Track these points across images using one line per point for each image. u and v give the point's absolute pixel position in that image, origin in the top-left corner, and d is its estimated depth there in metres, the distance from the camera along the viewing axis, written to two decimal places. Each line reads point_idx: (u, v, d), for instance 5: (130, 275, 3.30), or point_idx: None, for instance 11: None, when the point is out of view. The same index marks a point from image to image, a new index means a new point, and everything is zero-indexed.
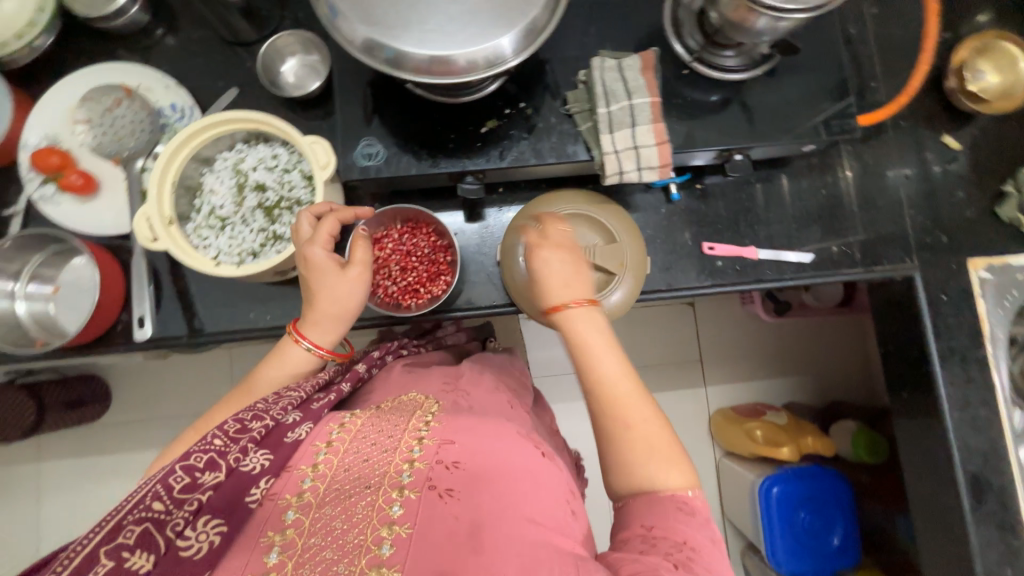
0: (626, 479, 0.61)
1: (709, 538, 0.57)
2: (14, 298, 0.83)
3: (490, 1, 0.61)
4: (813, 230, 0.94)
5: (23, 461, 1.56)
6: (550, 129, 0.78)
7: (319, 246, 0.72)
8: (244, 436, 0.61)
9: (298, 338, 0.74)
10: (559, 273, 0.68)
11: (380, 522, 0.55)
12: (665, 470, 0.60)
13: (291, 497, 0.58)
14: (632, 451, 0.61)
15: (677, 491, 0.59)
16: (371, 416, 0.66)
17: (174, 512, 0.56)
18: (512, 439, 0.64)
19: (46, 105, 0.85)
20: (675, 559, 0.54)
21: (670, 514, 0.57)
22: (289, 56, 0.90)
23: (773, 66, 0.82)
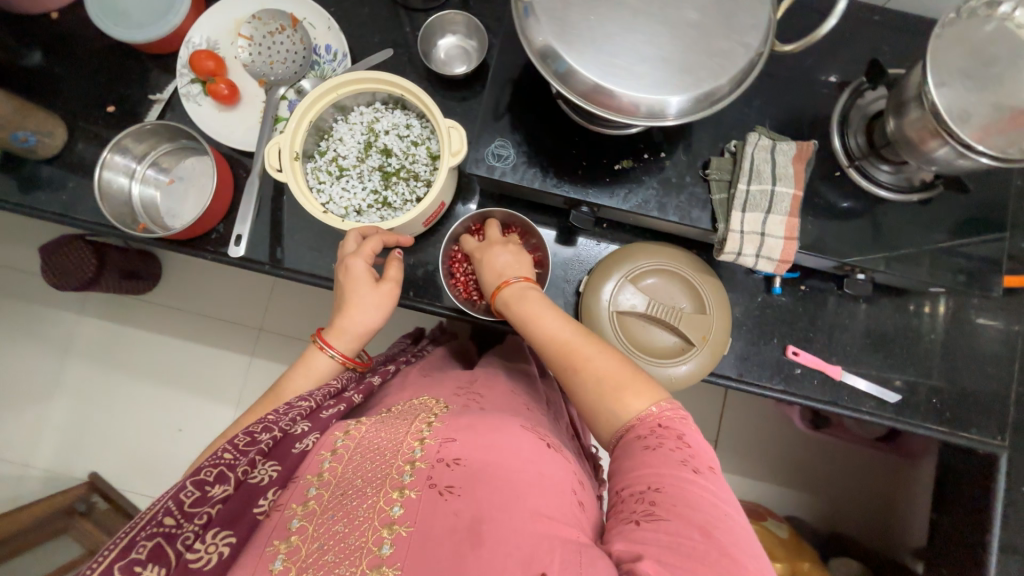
0: (600, 424, 0.62)
1: (685, 473, 0.53)
2: (131, 178, 0.86)
3: (685, 52, 0.58)
4: (903, 370, 0.89)
5: (65, 309, 1.65)
6: (682, 188, 0.76)
7: (361, 259, 0.74)
8: (253, 448, 0.59)
9: (323, 346, 0.74)
10: (500, 263, 0.75)
11: (381, 523, 0.50)
12: (619, 398, 0.60)
13: (297, 505, 0.53)
14: (592, 390, 0.61)
15: (641, 416, 0.58)
16: (376, 421, 0.62)
17: (184, 525, 0.53)
18: (515, 433, 0.59)
19: (217, 11, 0.88)
20: (640, 515, 0.51)
21: (635, 455, 0.56)
22: (449, 34, 0.91)
23: (931, 196, 0.78)
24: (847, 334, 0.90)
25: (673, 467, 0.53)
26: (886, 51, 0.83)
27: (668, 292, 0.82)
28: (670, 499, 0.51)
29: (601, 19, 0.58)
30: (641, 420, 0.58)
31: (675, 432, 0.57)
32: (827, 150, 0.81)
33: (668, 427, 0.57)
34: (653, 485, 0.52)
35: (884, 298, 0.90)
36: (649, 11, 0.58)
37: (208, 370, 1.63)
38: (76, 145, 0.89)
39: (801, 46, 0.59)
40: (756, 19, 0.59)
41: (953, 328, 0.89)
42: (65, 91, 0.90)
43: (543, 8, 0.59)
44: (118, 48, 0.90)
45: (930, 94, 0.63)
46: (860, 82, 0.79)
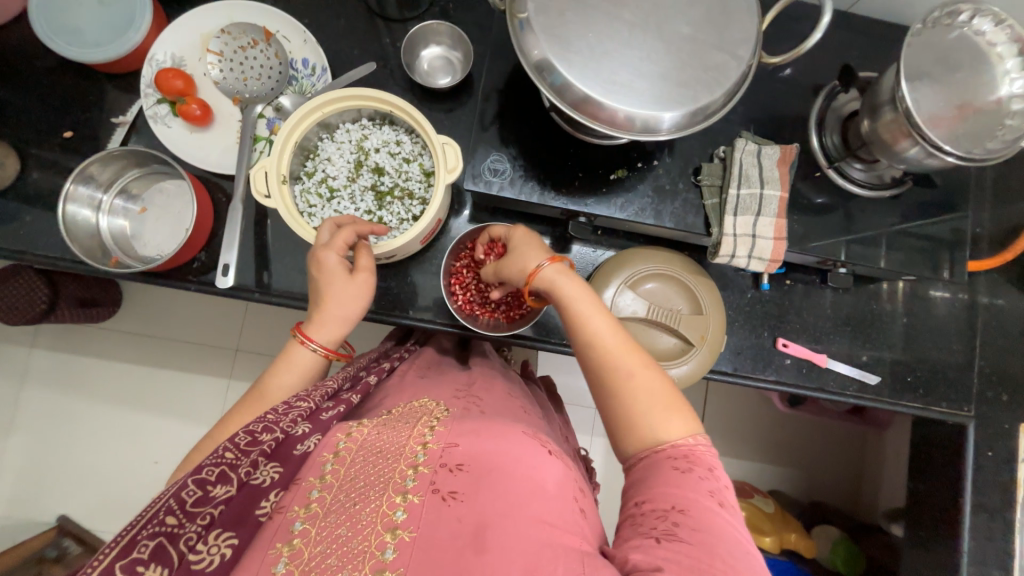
0: (631, 438, 0.60)
1: (711, 503, 0.53)
2: (99, 209, 0.81)
3: (682, 68, 0.59)
4: (881, 353, 0.95)
5: (15, 343, 1.52)
6: (676, 195, 0.78)
7: (333, 252, 0.70)
8: (255, 449, 0.57)
9: (303, 340, 0.71)
10: (536, 245, 0.70)
11: (383, 527, 0.49)
12: (662, 417, 0.59)
13: (300, 507, 0.52)
14: (637, 405, 0.60)
15: (678, 442, 0.58)
16: (378, 424, 0.62)
17: (187, 524, 0.53)
18: (517, 436, 0.58)
19: (181, 26, 0.83)
20: (661, 532, 0.51)
21: (664, 475, 0.56)
22: (433, 44, 0.89)
23: (902, 190, 0.83)
24: (831, 323, 0.95)
25: (700, 494, 0.53)
26: (857, 55, 0.87)
27: (663, 294, 0.85)
28: (694, 522, 0.51)
29: (599, 36, 0.58)
30: (675, 446, 0.58)
31: (705, 462, 0.57)
32: (807, 151, 0.85)
33: (699, 457, 0.57)
34: (678, 505, 0.52)
35: (862, 287, 0.96)
36: (645, 26, 0.59)
37: (184, 396, 1.55)
38: (31, 175, 0.82)
39: (788, 59, 0.62)
40: (745, 32, 0.61)
41: (923, 312, 0.96)
42: (13, 116, 0.82)
43: (541, 23, 0.58)
44: (71, 68, 0.83)
45: (904, 98, 0.66)
46: (834, 86, 0.84)
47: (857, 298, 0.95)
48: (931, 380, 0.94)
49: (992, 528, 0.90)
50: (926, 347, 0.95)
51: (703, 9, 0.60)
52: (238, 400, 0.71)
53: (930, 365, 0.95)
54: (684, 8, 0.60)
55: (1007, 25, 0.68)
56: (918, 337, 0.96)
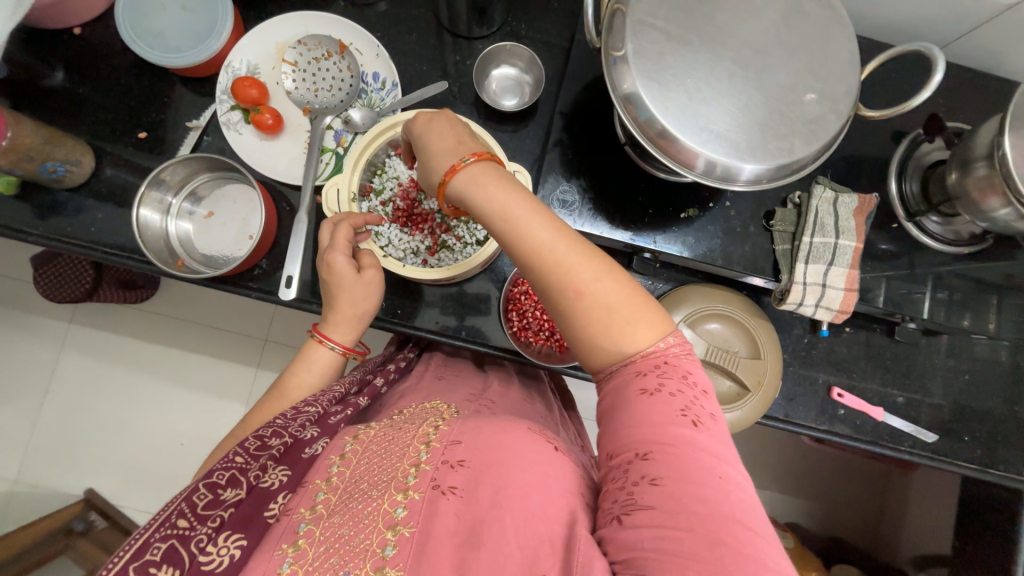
0: (593, 355, 0.54)
1: (684, 428, 0.49)
2: (168, 213, 0.82)
3: (781, 121, 0.57)
4: (940, 410, 0.92)
5: (59, 319, 1.56)
6: (746, 238, 0.76)
7: (340, 253, 0.69)
8: (264, 453, 0.56)
9: (321, 339, 0.72)
10: (439, 146, 0.58)
11: (384, 525, 0.48)
12: (625, 331, 0.52)
13: (305, 509, 0.51)
14: (594, 321, 0.52)
15: (647, 353, 0.52)
16: (385, 427, 0.61)
17: (199, 527, 0.50)
18: (517, 433, 0.55)
19: (258, 34, 0.83)
20: (622, 509, 0.47)
21: (631, 401, 0.51)
22: (504, 65, 0.88)
23: (981, 247, 0.81)
24: (888, 374, 0.92)
25: (669, 418, 0.49)
26: (944, 103, 0.84)
27: (725, 337, 0.83)
28: (661, 469, 0.47)
29: (699, 81, 0.57)
30: (645, 356, 0.52)
31: (679, 371, 0.52)
32: (884, 199, 0.82)
33: (673, 364, 0.52)
34: (642, 451, 0.48)
35: (924, 340, 0.93)
36: (744, 74, 0.57)
37: (214, 384, 1.57)
38: (105, 173, 0.84)
39: (888, 113, 0.60)
40: (845, 84, 0.59)
41: (986, 372, 0.93)
42: (91, 113, 0.84)
43: (640, 63, 0.57)
44: (148, 69, 0.85)
45: (1003, 155, 0.63)
46: (918, 133, 0.81)
47: (917, 352, 0.92)
48: (989, 442, 0.91)
49: None
50: (986, 408, 0.92)
51: (805, 58, 0.58)
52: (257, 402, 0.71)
53: (990, 426, 0.92)
54: (786, 56, 0.58)
55: None
56: (977, 395, 0.92)
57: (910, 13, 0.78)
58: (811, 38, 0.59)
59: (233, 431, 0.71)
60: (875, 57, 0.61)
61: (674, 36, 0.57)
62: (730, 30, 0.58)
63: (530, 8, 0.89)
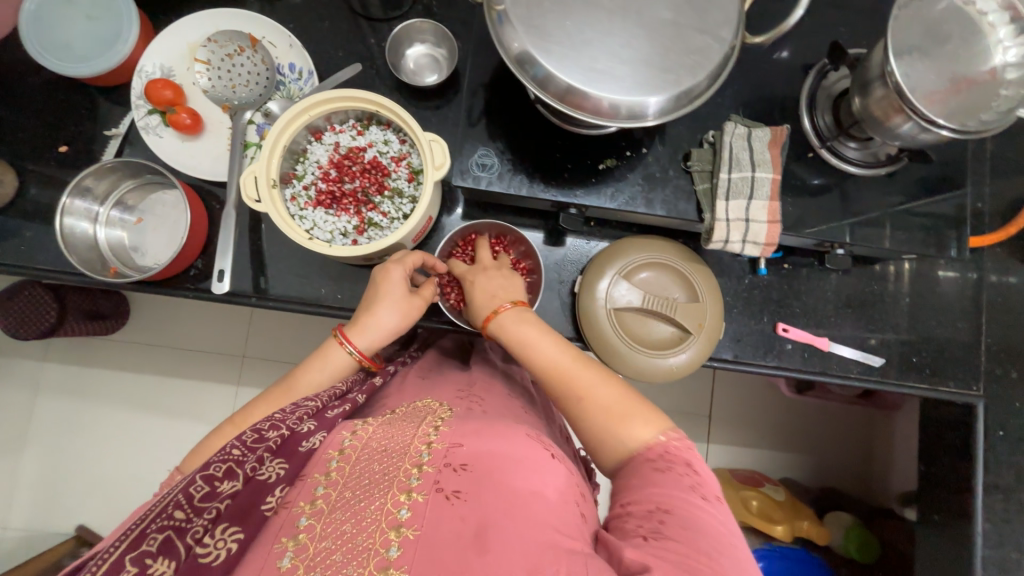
0: (609, 450, 0.61)
1: (695, 498, 0.53)
2: (96, 221, 0.82)
3: (667, 56, 0.58)
4: (885, 333, 0.94)
5: (26, 358, 1.55)
6: (666, 181, 0.78)
7: (402, 269, 0.75)
8: (261, 445, 0.59)
9: (343, 341, 0.74)
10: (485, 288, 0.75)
11: (389, 525, 0.50)
12: (626, 426, 0.60)
13: (305, 503, 0.53)
14: (600, 421, 0.61)
15: (650, 444, 0.59)
16: (384, 423, 0.63)
17: (194, 519, 0.54)
18: (516, 436, 0.58)
19: (168, 37, 0.84)
20: (647, 530, 0.51)
21: (647, 476, 0.55)
22: (418, 42, 0.89)
23: (897, 168, 0.81)
24: (832, 304, 0.94)
25: (683, 489, 0.53)
26: (846, 32, 0.86)
27: (661, 283, 0.84)
28: (682, 521, 0.51)
29: (581, 27, 0.58)
30: (649, 446, 0.59)
31: (682, 457, 0.57)
32: (799, 133, 0.84)
33: (677, 454, 0.58)
34: (664, 505, 0.52)
35: (862, 267, 0.94)
36: (624, 13, 0.58)
37: (190, 404, 1.57)
38: (30, 191, 0.84)
39: (771, 37, 0.62)
40: (727, 12, 0.60)
41: (926, 291, 0.94)
42: (9, 133, 0.84)
43: (520, 14, 0.58)
44: (62, 83, 0.85)
45: (893, 74, 0.65)
46: (824, 64, 0.82)
47: (856, 279, 0.94)
48: (935, 359, 0.93)
49: (1005, 508, 0.90)
50: (930, 326, 0.94)
51: None
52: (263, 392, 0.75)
53: (935, 343, 0.94)
54: None
55: None
56: (921, 315, 0.94)
57: None
58: None
59: (232, 418, 0.73)
60: None
61: None
62: None
63: None
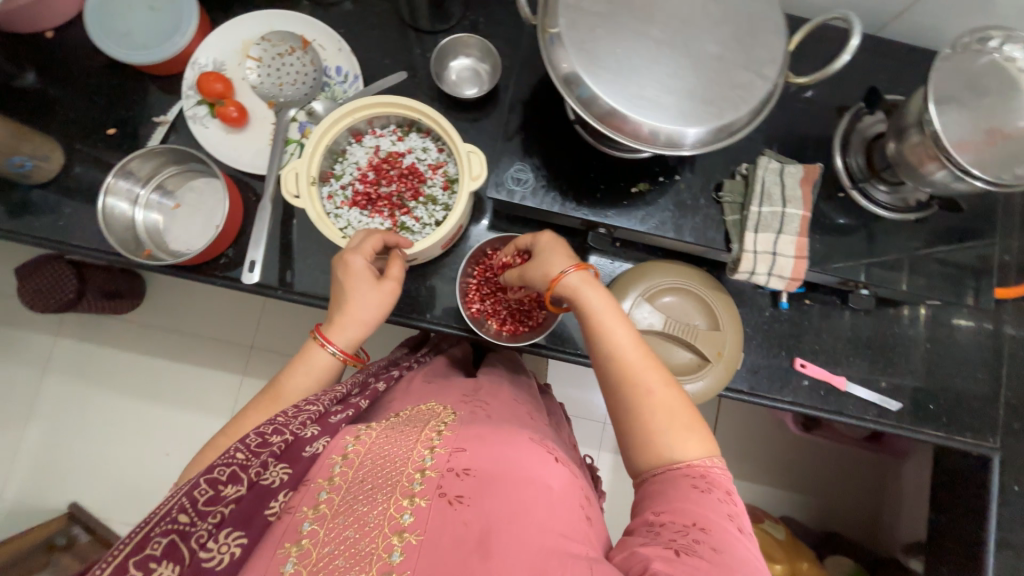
0: (649, 456, 0.59)
1: (731, 527, 0.52)
2: (135, 204, 0.84)
3: (712, 89, 0.60)
4: (903, 378, 0.93)
5: (40, 330, 1.56)
6: (696, 210, 0.79)
7: (361, 256, 0.71)
8: (265, 450, 0.58)
9: (323, 343, 0.72)
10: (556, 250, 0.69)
11: (391, 530, 0.50)
12: (680, 437, 0.58)
13: (309, 508, 0.54)
14: (654, 421, 0.59)
15: (695, 463, 0.57)
16: (387, 428, 0.62)
17: (198, 523, 0.53)
18: (521, 446, 0.57)
19: (224, 33, 0.87)
20: (681, 545, 0.50)
21: (685, 494, 0.55)
22: (462, 56, 0.91)
23: (925, 215, 0.82)
24: (851, 343, 0.93)
25: (719, 513, 0.53)
26: (882, 78, 0.87)
27: (682, 309, 0.85)
28: (717, 541, 0.50)
29: (631, 55, 0.59)
30: (692, 465, 0.57)
31: (722, 484, 0.56)
32: (830, 172, 0.85)
33: (718, 479, 0.57)
34: (700, 523, 0.52)
35: (883, 310, 0.94)
36: (673, 44, 0.60)
37: (196, 391, 1.57)
38: (75, 169, 0.86)
39: (814, 79, 0.63)
40: (772, 52, 0.62)
41: (948, 339, 0.94)
42: (61, 112, 0.86)
43: (572, 38, 0.60)
44: (119, 69, 0.87)
45: (932, 122, 0.66)
46: (860, 107, 0.83)
47: (878, 321, 0.94)
48: (954, 408, 0.92)
49: None
50: (949, 374, 0.93)
51: (730, 27, 0.61)
52: (253, 399, 0.72)
53: (953, 392, 0.93)
54: (712, 26, 0.61)
55: None
56: (940, 362, 0.94)
57: None
58: (737, 9, 0.62)
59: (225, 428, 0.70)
60: (801, 28, 0.64)
61: (604, 12, 0.60)
62: (656, 4, 0.61)
63: (487, 2, 0.93)
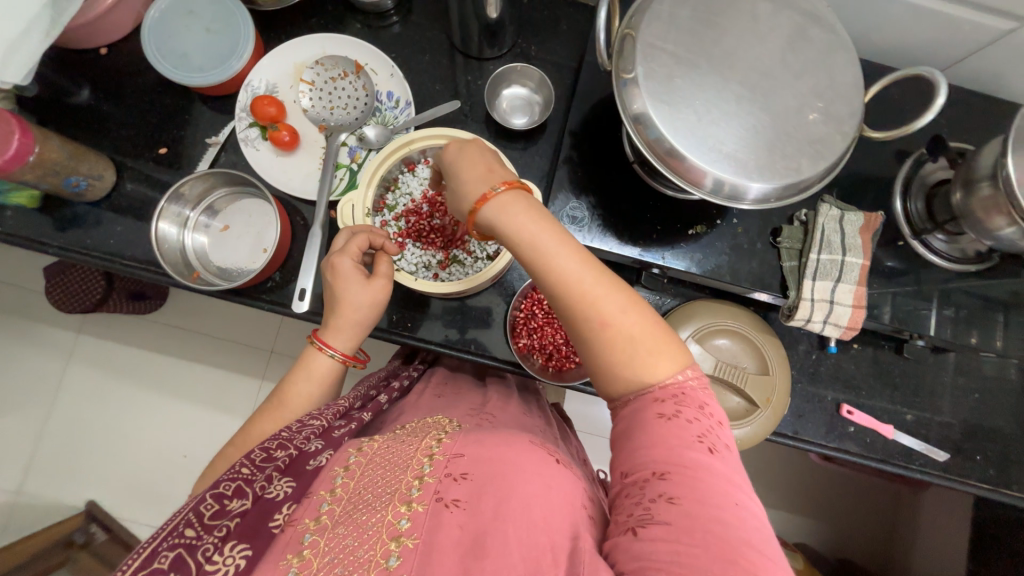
0: (617, 384, 0.55)
1: (699, 454, 0.49)
2: (185, 226, 0.84)
3: (787, 144, 0.59)
4: (952, 427, 0.91)
5: (65, 328, 1.56)
6: (754, 254, 0.77)
7: (348, 257, 0.70)
8: (269, 465, 0.56)
9: (321, 346, 0.71)
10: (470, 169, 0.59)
11: (388, 536, 0.47)
12: (645, 361, 0.53)
13: (310, 520, 0.50)
14: (617, 351, 0.53)
15: (666, 384, 0.53)
16: (389, 439, 0.60)
17: (205, 536, 0.49)
18: (525, 450, 0.55)
19: (277, 56, 0.86)
20: (637, 521, 0.48)
21: (648, 424, 0.52)
22: (515, 84, 0.90)
23: (991, 264, 0.80)
24: (899, 389, 0.92)
25: (685, 443, 0.50)
26: (944, 124, 0.86)
27: (732, 352, 0.84)
28: (678, 489, 0.47)
29: (708, 105, 0.58)
30: (663, 386, 0.53)
31: (697, 400, 0.53)
32: (889, 218, 0.84)
33: (689, 395, 0.53)
34: (659, 471, 0.49)
35: (933, 357, 0.92)
36: (752, 97, 0.59)
37: (218, 397, 1.57)
38: (126, 187, 0.86)
39: (893, 134, 0.62)
40: (851, 107, 0.60)
41: (997, 389, 0.92)
42: (113, 128, 0.86)
43: (650, 83, 0.58)
44: (172, 87, 0.87)
45: (1007, 175, 0.64)
46: (922, 154, 0.82)
47: (927, 368, 0.92)
48: (1004, 461, 0.90)
49: None
50: (999, 425, 0.91)
51: (809, 79, 0.60)
52: (257, 410, 0.70)
53: (1002, 443, 0.91)
54: (793, 80, 0.60)
55: None
56: (989, 412, 0.92)
57: (913, 35, 0.80)
58: (817, 61, 0.61)
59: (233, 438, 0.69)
60: (881, 79, 0.62)
61: (683, 60, 0.59)
62: (738, 55, 0.59)
63: (540, 30, 0.91)
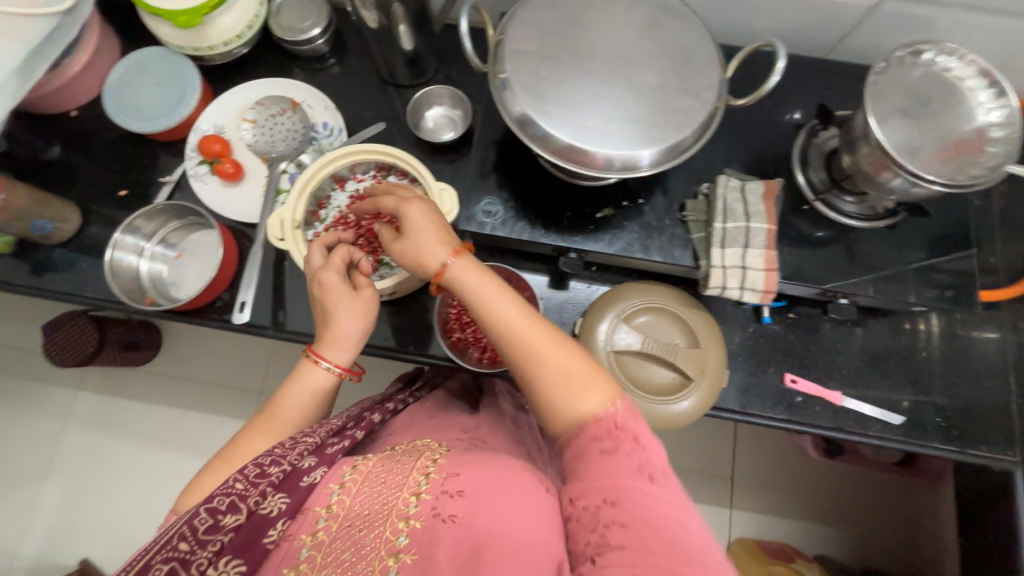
0: (556, 418, 0.58)
1: (639, 482, 0.51)
2: (141, 255, 0.91)
3: (652, 112, 0.64)
4: (904, 389, 0.89)
5: (58, 383, 1.63)
6: (662, 230, 0.81)
7: (331, 271, 0.71)
8: (263, 480, 0.54)
9: (316, 359, 0.71)
10: (423, 232, 0.63)
11: (388, 552, 0.49)
12: (576, 393, 0.57)
13: (306, 536, 0.51)
14: (553, 386, 0.57)
15: (600, 416, 0.55)
16: (384, 457, 0.58)
17: (198, 551, 0.50)
18: (518, 470, 0.54)
19: (224, 101, 0.97)
20: (594, 550, 0.49)
21: (592, 458, 0.53)
22: (436, 104, 0.99)
23: (896, 221, 0.82)
24: (842, 354, 0.91)
25: (626, 474, 0.51)
26: (834, 94, 0.91)
27: (662, 329, 0.85)
28: (626, 514, 0.49)
29: (574, 93, 0.64)
30: (599, 420, 0.55)
31: (630, 431, 0.54)
32: (793, 186, 0.86)
33: (623, 427, 0.54)
34: (609, 497, 0.50)
35: (872, 319, 0.92)
36: (614, 80, 0.65)
37: (201, 437, 1.59)
38: (90, 229, 0.94)
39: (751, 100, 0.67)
40: (710, 79, 0.66)
41: (945, 346, 0.91)
42: (80, 179, 0.96)
43: (518, 79, 0.65)
44: (131, 138, 0.98)
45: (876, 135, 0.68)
46: (814, 124, 0.87)
47: (868, 331, 0.91)
48: (964, 419, 0.87)
49: None
50: (953, 382, 0.89)
51: (667, 59, 0.66)
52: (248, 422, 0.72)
53: (961, 402, 0.88)
54: (651, 62, 0.66)
55: (969, 59, 0.72)
56: (941, 370, 0.90)
57: (786, 18, 0.87)
58: (673, 43, 0.67)
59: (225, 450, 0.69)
60: (737, 55, 0.68)
61: (548, 56, 0.66)
62: (598, 46, 0.66)
63: (457, 56, 1.01)
